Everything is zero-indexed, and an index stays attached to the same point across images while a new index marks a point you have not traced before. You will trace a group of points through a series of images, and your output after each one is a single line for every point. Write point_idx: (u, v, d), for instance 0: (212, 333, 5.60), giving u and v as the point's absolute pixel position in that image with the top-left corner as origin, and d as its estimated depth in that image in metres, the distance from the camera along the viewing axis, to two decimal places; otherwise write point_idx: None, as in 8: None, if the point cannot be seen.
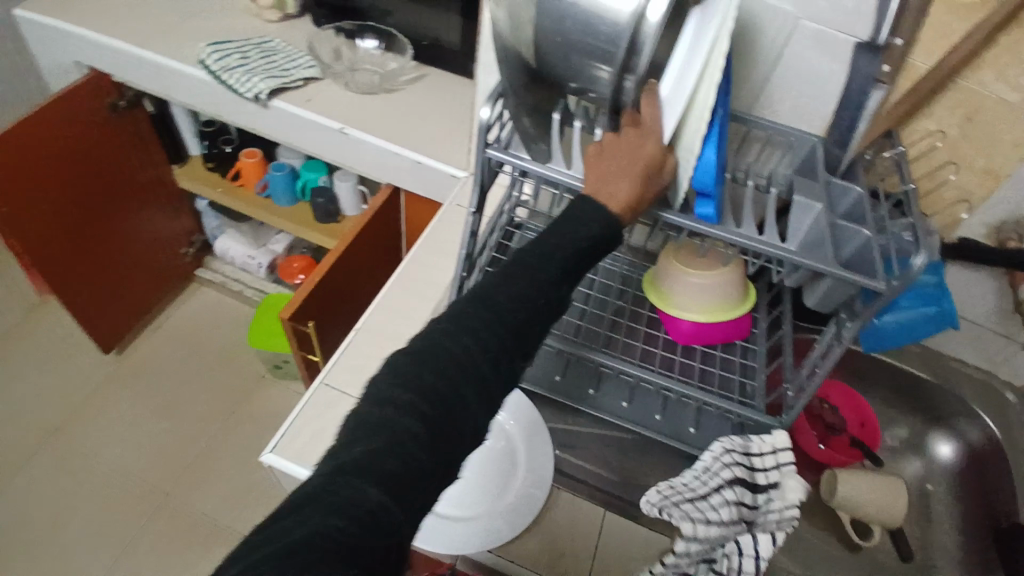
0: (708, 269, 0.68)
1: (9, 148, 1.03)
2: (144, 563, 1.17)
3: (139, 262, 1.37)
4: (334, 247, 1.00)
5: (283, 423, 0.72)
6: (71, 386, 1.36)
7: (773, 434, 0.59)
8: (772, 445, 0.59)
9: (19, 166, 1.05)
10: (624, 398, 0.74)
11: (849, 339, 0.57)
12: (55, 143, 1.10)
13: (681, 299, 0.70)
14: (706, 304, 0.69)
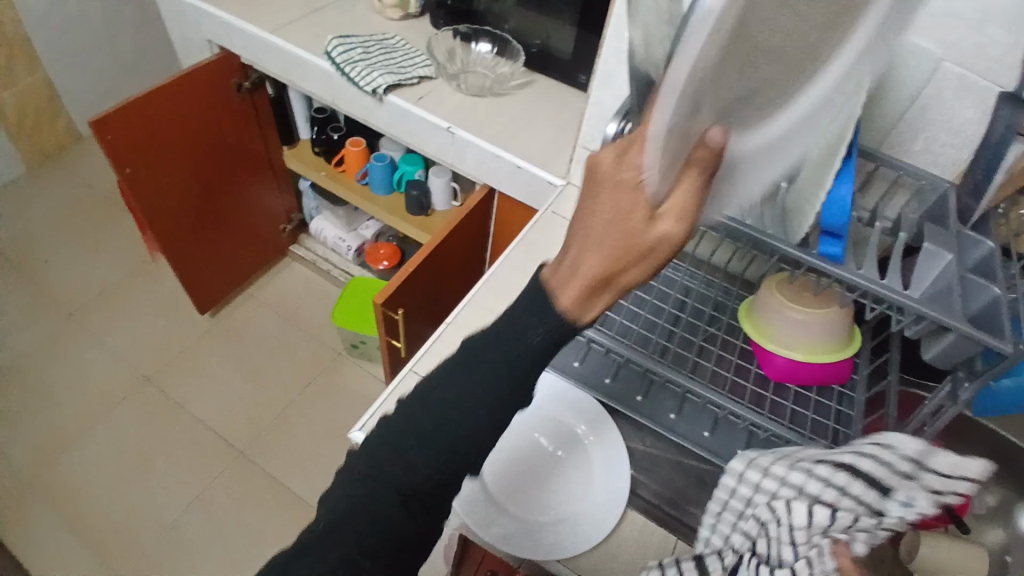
0: (817, 306, 0.67)
1: (144, 116, 1.12)
2: (213, 515, 1.24)
3: (243, 233, 1.46)
4: (429, 241, 1.04)
5: (373, 403, 0.75)
6: (168, 339, 1.46)
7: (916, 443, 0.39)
8: (916, 466, 0.38)
9: (149, 132, 1.14)
10: (705, 429, 0.71)
11: (966, 400, 0.56)
12: (184, 114, 1.19)
13: (782, 335, 0.70)
14: (808, 343, 0.68)
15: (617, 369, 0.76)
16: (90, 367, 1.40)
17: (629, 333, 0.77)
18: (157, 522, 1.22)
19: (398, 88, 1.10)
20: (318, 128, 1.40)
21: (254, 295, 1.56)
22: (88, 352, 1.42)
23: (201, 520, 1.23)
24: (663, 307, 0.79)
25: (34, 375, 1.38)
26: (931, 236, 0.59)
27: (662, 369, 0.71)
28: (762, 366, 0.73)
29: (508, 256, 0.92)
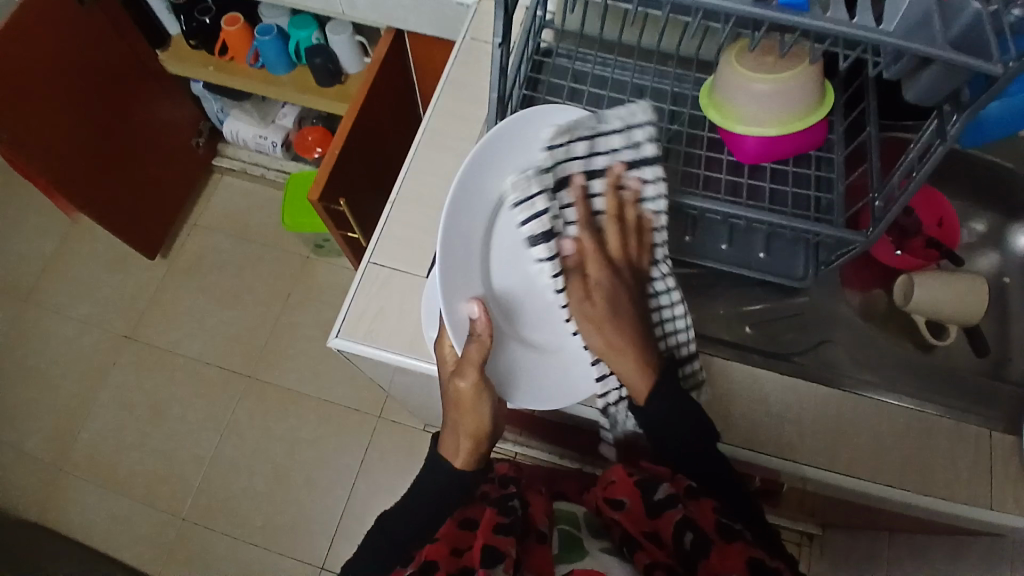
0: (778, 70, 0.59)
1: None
2: (245, 439, 1.28)
3: (155, 157, 1.32)
4: (347, 114, 0.92)
5: (342, 306, 0.73)
6: (132, 290, 1.40)
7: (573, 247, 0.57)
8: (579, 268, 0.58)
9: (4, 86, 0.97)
10: (686, 232, 0.71)
11: (954, 138, 0.51)
12: (37, 46, 0.99)
13: (738, 104, 0.62)
14: (764, 112, 0.61)
15: None
16: (65, 343, 1.36)
17: None
18: (195, 459, 1.27)
19: None
20: (183, 16, 1.17)
21: (197, 223, 1.46)
22: (55, 330, 1.37)
23: (236, 446, 1.27)
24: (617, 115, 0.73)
25: (15, 365, 1.34)
26: None
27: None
28: (736, 155, 0.69)
29: (434, 109, 0.82)
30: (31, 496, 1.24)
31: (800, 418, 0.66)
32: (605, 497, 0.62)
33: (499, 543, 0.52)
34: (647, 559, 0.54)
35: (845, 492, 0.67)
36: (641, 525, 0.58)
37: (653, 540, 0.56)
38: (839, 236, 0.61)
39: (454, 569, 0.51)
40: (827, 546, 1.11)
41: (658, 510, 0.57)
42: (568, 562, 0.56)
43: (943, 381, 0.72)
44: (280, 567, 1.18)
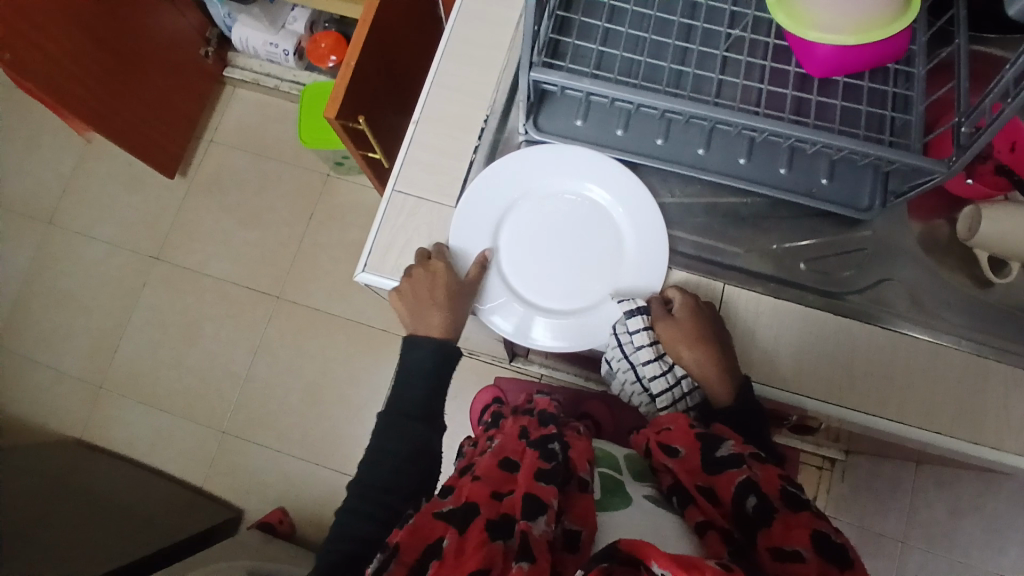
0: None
1: None
2: (277, 358, 1.30)
3: (163, 68, 1.24)
4: (361, 21, 0.84)
5: (369, 233, 0.70)
6: (154, 212, 1.38)
7: (626, 321, 0.62)
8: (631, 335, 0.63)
9: None
10: (741, 154, 0.65)
11: None
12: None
13: (826, 18, 0.53)
14: (859, 21, 0.53)
15: (628, 118, 0.67)
16: (94, 265, 1.36)
17: (636, 69, 0.65)
18: (230, 377, 1.30)
19: None
20: None
21: (212, 139, 1.40)
22: (83, 251, 1.37)
23: (269, 365, 1.30)
24: (670, 17, 0.66)
25: (48, 287, 1.36)
26: None
27: (683, 108, 0.58)
28: (805, 65, 0.62)
29: (461, 9, 0.76)
30: (78, 412, 1.29)
31: (850, 358, 0.64)
32: (658, 442, 0.62)
33: (542, 492, 0.51)
34: (699, 517, 0.53)
35: (884, 433, 0.66)
36: (696, 478, 0.56)
37: (707, 496, 0.54)
38: (913, 164, 0.55)
39: (494, 514, 0.50)
40: (850, 468, 1.12)
41: (717, 469, 0.56)
42: (607, 511, 0.56)
43: (1002, 321, 0.68)
44: (319, 477, 1.24)
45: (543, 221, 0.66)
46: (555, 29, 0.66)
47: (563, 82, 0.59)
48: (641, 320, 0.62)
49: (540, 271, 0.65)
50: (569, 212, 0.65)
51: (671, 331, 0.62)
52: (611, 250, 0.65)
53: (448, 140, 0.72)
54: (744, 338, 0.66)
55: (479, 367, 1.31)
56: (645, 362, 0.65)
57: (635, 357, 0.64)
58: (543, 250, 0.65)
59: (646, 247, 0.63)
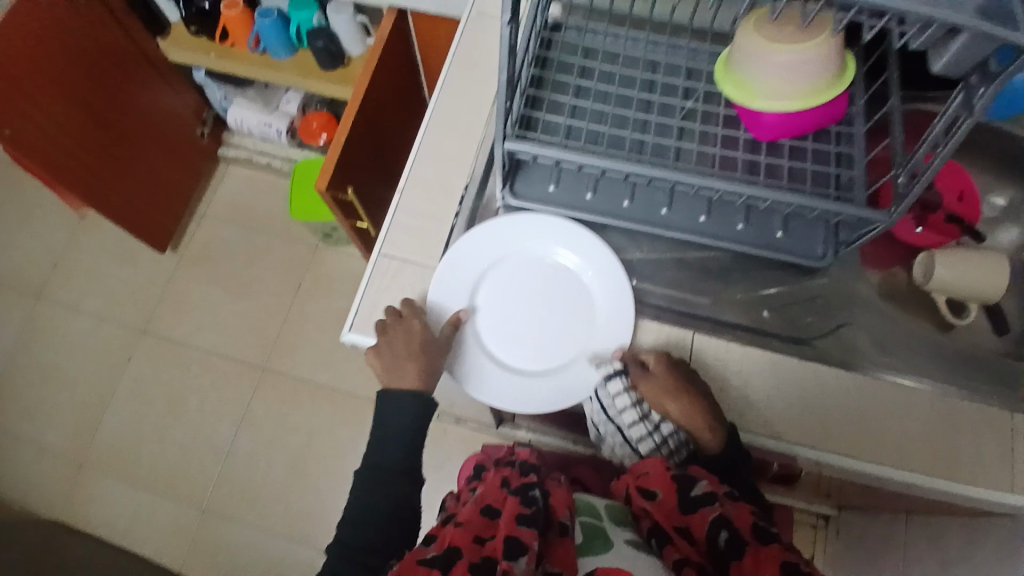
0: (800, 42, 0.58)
1: None
2: (261, 429, 1.28)
3: (158, 147, 1.30)
4: (349, 104, 0.90)
5: (356, 296, 0.72)
6: (144, 286, 1.40)
7: (607, 383, 0.64)
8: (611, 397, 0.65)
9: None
10: (701, 213, 0.69)
11: (982, 111, 0.48)
12: (42, 42, 1.00)
13: (772, 88, 0.60)
14: (802, 88, 0.59)
15: (597, 182, 0.71)
16: (80, 339, 1.36)
17: (600, 138, 0.70)
18: (213, 450, 1.28)
19: None
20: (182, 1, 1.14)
21: (204, 214, 1.45)
22: (70, 326, 1.37)
23: (252, 437, 1.28)
24: (630, 91, 0.71)
25: (32, 362, 1.35)
26: None
27: (645, 171, 0.63)
28: (753, 129, 0.67)
29: (442, 88, 0.82)
30: (52, 492, 1.25)
31: (824, 403, 0.65)
32: (637, 487, 0.61)
33: (522, 535, 0.51)
34: (676, 555, 0.55)
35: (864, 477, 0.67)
36: (672, 519, 0.58)
37: (683, 535, 0.56)
38: (859, 216, 0.59)
39: (477, 557, 0.50)
40: (844, 525, 1.11)
41: (691, 506, 0.57)
42: (588, 556, 0.55)
43: (970, 363, 0.71)
44: (302, 555, 1.20)
45: (517, 285, 0.68)
46: (528, 104, 0.71)
47: (535, 151, 0.64)
48: (621, 383, 0.64)
49: (515, 334, 0.67)
50: (542, 276, 0.68)
51: (651, 387, 0.64)
52: (583, 311, 0.67)
53: (430, 206, 0.76)
54: (720, 387, 0.67)
55: (466, 433, 1.30)
56: (628, 421, 0.66)
57: (618, 417, 0.66)
58: (516, 311, 0.68)
59: (616, 303, 0.66)
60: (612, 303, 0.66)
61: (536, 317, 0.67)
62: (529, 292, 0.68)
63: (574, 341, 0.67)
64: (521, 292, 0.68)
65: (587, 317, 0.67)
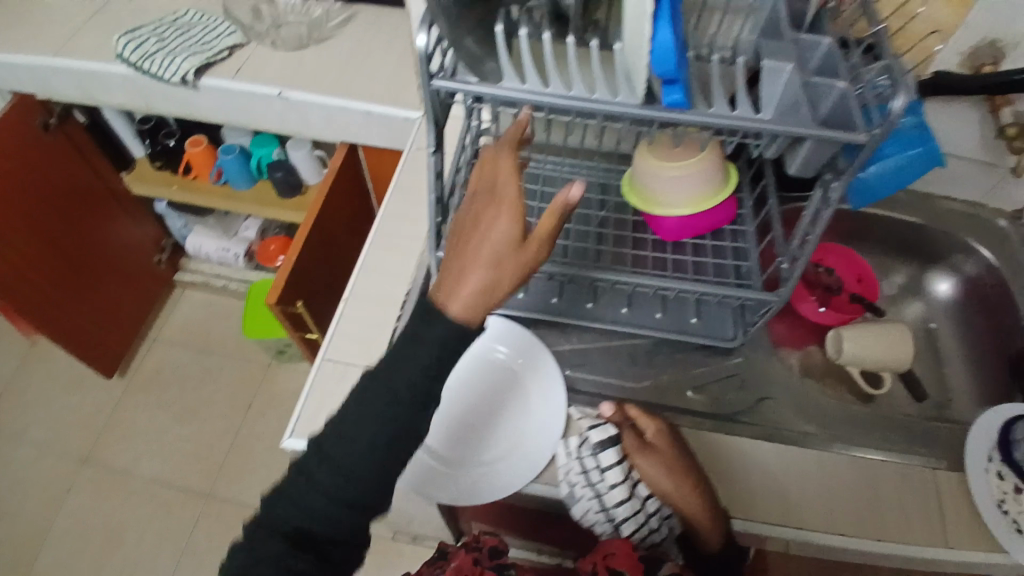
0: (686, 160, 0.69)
1: None
2: (204, 562, 1.20)
3: (115, 274, 1.33)
4: (302, 226, 0.95)
5: (297, 404, 0.73)
6: (89, 413, 1.36)
7: (601, 456, 0.64)
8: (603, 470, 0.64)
9: None
10: (623, 305, 0.75)
11: (838, 200, 0.56)
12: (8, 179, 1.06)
13: (668, 198, 0.71)
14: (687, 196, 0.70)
15: (527, 283, 0.77)
16: (14, 474, 1.29)
17: None
18: None
19: (210, 69, 0.96)
20: (149, 138, 1.24)
21: (157, 338, 1.45)
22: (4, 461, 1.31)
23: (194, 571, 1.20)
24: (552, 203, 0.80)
25: None
26: (771, 51, 0.57)
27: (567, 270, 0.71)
28: (658, 231, 0.75)
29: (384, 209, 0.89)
30: None
31: (753, 476, 0.68)
32: (604, 566, 0.63)
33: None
34: None
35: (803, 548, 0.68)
36: None
37: None
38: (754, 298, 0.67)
39: None
40: None
41: None
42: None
43: (893, 428, 0.75)
44: None
45: (456, 382, 0.71)
46: None
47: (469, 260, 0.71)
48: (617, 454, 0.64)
49: (456, 429, 0.68)
50: (479, 371, 0.72)
51: (648, 462, 0.64)
52: (519, 399, 0.70)
53: (373, 314, 0.80)
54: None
55: (426, 549, 1.25)
56: (615, 496, 0.64)
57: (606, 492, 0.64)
58: (453, 405, 0.70)
59: (546, 391, 0.69)
60: (544, 389, 0.69)
61: (476, 410, 0.69)
62: (468, 388, 0.71)
63: (515, 429, 0.68)
64: (460, 388, 0.71)
65: (523, 404, 0.69)
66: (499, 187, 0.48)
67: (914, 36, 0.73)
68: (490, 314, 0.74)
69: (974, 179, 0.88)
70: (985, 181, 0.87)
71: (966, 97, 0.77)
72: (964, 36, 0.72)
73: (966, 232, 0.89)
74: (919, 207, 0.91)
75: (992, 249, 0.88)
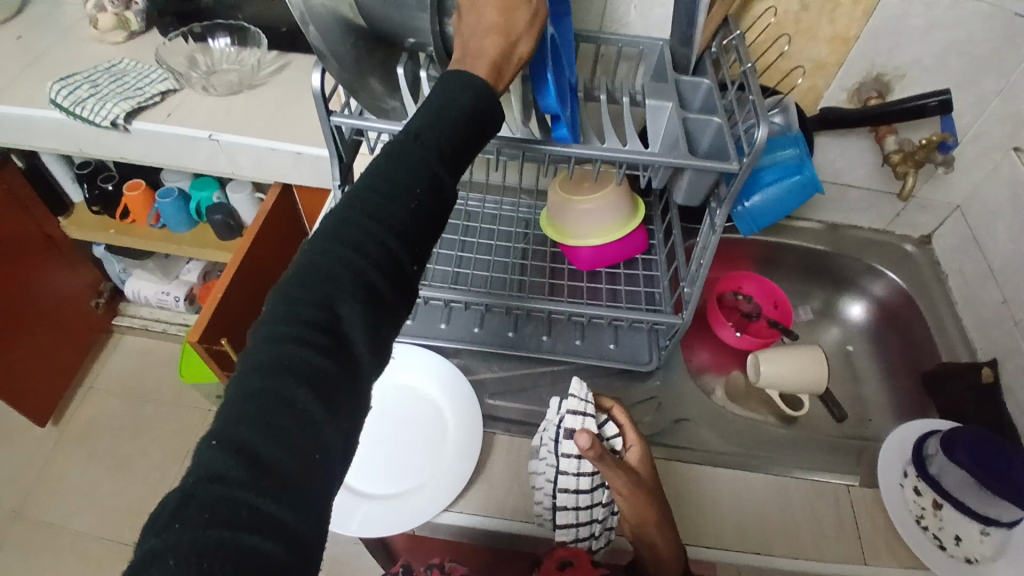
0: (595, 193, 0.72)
1: None
2: None
3: (50, 320, 1.30)
4: (230, 263, 0.95)
5: None
6: (18, 465, 1.31)
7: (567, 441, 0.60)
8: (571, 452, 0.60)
9: None
10: (544, 333, 0.76)
11: (722, 225, 0.59)
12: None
13: (573, 225, 0.74)
14: (590, 225, 0.73)
15: (449, 313, 0.78)
16: None
17: (448, 276, 0.78)
18: None
19: (142, 113, 0.97)
20: (87, 183, 1.24)
21: (92, 385, 1.42)
22: None
23: None
24: (471, 237, 0.83)
25: None
26: (654, 91, 0.62)
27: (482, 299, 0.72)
28: (573, 260, 0.77)
29: None
30: None
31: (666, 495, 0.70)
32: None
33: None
34: None
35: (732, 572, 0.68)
36: None
37: None
38: (664, 322, 0.69)
39: None
40: None
41: None
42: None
43: (808, 446, 0.77)
44: None
45: (383, 418, 0.71)
46: None
47: None
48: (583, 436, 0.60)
49: (380, 464, 0.68)
50: (405, 405, 0.72)
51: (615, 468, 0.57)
52: (442, 431, 0.70)
53: None
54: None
55: None
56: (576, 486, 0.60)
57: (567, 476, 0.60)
58: (376, 440, 0.70)
59: (467, 428, 0.69)
60: (464, 419, 0.70)
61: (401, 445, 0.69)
62: (393, 422, 0.71)
63: (437, 461, 0.67)
64: (387, 424, 0.71)
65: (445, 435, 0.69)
66: (478, 39, 0.44)
67: (784, 69, 0.79)
68: (409, 345, 0.75)
69: (876, 209, 0.94)
70: (886, 210, 0.93)
71: (857, 130, 0.82)
72: (849, 75, 0.78)
73: (873, 257, 0.94)
74: (830, 235, 0.96)
75: (897, 272, 0.92)
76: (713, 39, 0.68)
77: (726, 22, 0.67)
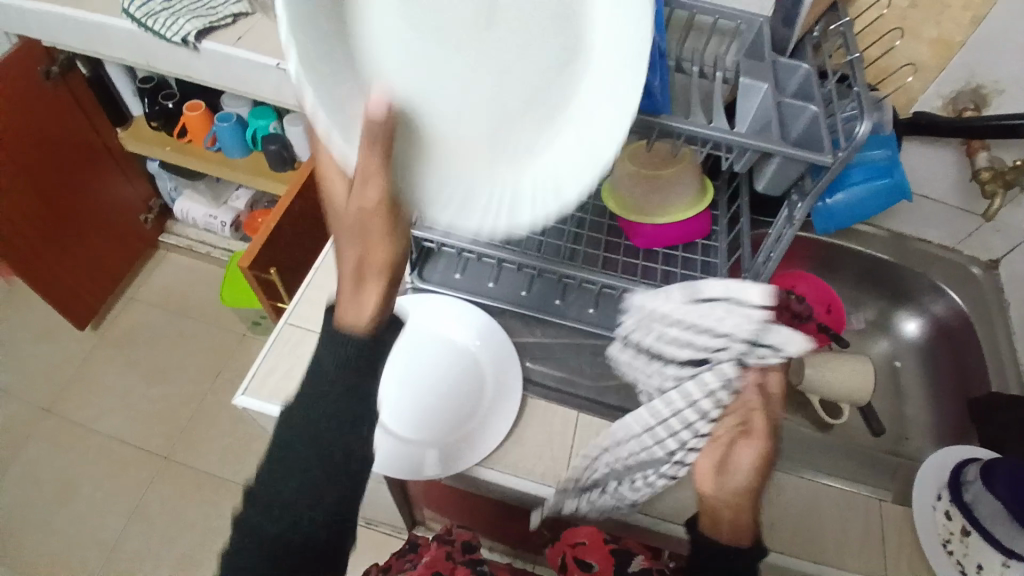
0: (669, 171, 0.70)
1: None
2: (153, 526, 1.20)
3: (100, 227, 1.33)
4: (286, 194, 0.95)
5: (254, 361, 0.70)
6: (58, 363, 1.36)
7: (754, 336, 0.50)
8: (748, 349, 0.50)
9: None
10: (590, 304, 0.75)
11: (801, 220, 0.57)
12: (6, 119, 1.06)
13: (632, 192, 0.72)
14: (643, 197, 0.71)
15: (498, 273, 0.78)
16: None
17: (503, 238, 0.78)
18: (97, 544, 1.18)
19: (212, 33, 0.97)
20: (148, 98, 1.24)
21: (135, 296, 1.46)
22: None
23: (143, 531, 1.19)
24: None
25: None
26: (750, 70, 0.59)
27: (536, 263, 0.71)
28: (629, 236, 0.75)
29: None
30: None
31: None
32: (574, 556, 0.67)
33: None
34: None
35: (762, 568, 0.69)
36: None
37: None
38: None
39: None
40: None
41: None
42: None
43: (841, 456, 0.76)
44: None
45: (421, 362, 0.71)
46: None
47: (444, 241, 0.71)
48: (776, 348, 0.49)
49: (415, 408, 0.68)
50: (443, 353, 0.72)
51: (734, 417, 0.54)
52: (477, 383, 0.70)
53: None
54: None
55: (376, 536, 1.24)
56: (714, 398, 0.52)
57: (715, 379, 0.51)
58: (414, 382, 0.70)
59: (503, 385, 0.70)
60: (501, 375, 0.71)
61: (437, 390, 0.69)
62: (432, 369, 0.71)
63: (471, 413, 0.69)
64: (426, 367, 0.71)
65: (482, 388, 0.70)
66: (341, 276, 0.49)
67: (888, 66, 0.75)
68: (458, 299, 0.75)
69: (949, 225, 0.90)
70: (959, 228, 0.89)
71: (945, 140, 0.78)
72: (948, 81, 0.73)
73: (937, 275, 0.90)
74: (896, 246, 0.93)
75: (961, 294, 0.89)
76: (817, 22, 0.65)
77: (834, 7, 0.64)
